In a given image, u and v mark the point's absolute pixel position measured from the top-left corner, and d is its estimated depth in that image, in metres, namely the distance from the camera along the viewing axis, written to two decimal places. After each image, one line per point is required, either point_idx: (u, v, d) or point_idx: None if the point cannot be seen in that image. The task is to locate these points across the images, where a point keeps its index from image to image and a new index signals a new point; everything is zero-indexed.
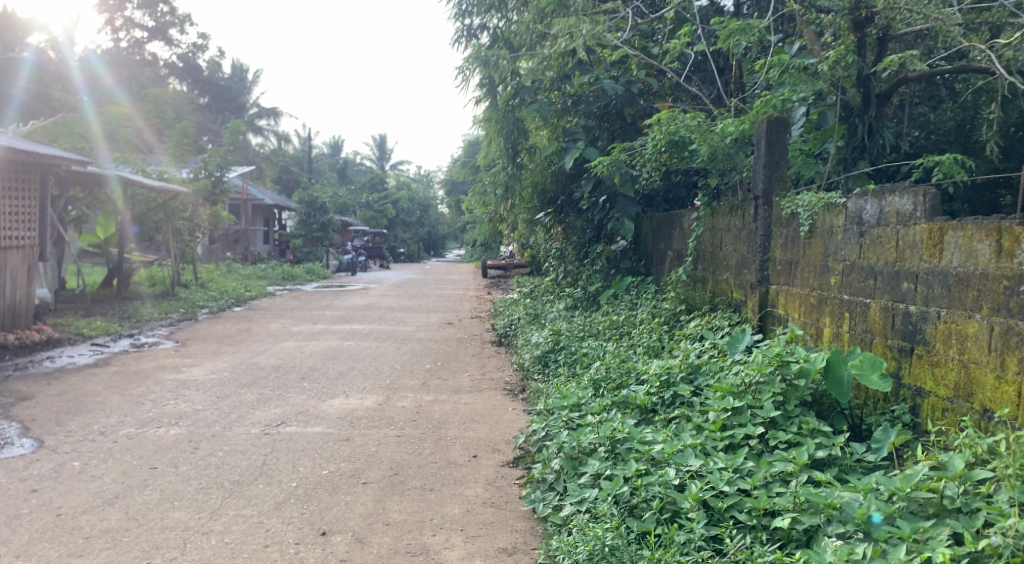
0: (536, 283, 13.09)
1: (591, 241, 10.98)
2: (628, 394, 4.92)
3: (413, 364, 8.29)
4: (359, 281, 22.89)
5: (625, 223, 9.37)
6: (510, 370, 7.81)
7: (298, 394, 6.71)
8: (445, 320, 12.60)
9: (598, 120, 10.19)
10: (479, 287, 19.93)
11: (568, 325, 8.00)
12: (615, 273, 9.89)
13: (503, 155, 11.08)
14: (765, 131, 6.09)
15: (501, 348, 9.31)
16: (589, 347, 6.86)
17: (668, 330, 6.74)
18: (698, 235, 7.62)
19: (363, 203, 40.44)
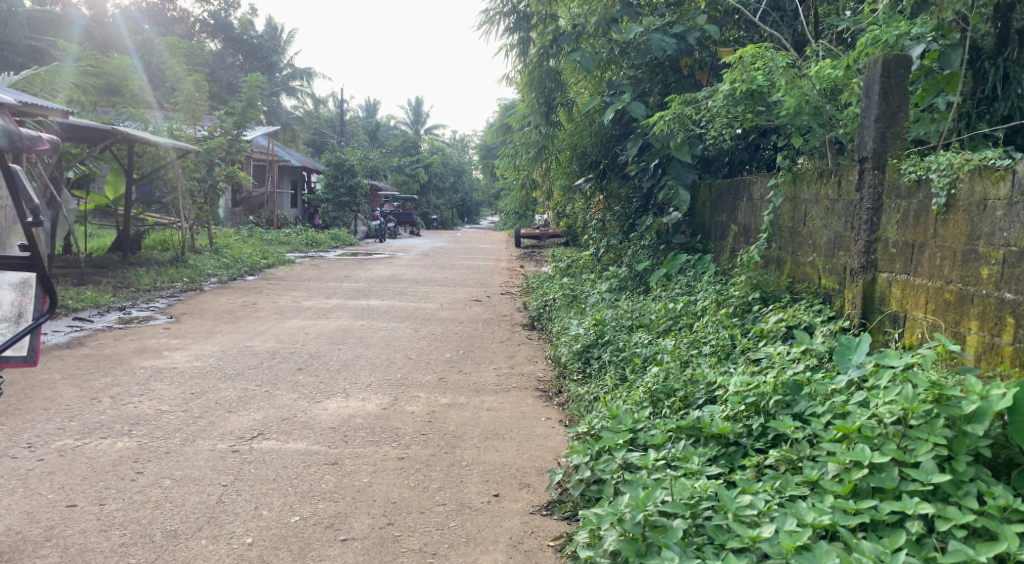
0: (574, 258, 11.78)
1: (638, 211, 9.64)
2: (702, 421, 3.72)
3: (432, 353, 7.12)
4: (386, 248, 21.81)
5: (681, 192, 8.06)
6: (544, 364, 6.59)
7: (287, 393, 5.54)
8: (472, 296, 11.39)
9: (650, 70, 8.81)
10: (511, 258, 18.69)
11: (612, 312, 6.75)
12: (666, 249, 8.60)
13: (538, 111, 9.75)
14: (880, 74, 4.68)
15: (536, 334, 8.07)
16: (641, 342, 5.64)
17: (739, 324, 5.48)
18: (775, 207, 6.28)
19: (394, 168, 39.27)
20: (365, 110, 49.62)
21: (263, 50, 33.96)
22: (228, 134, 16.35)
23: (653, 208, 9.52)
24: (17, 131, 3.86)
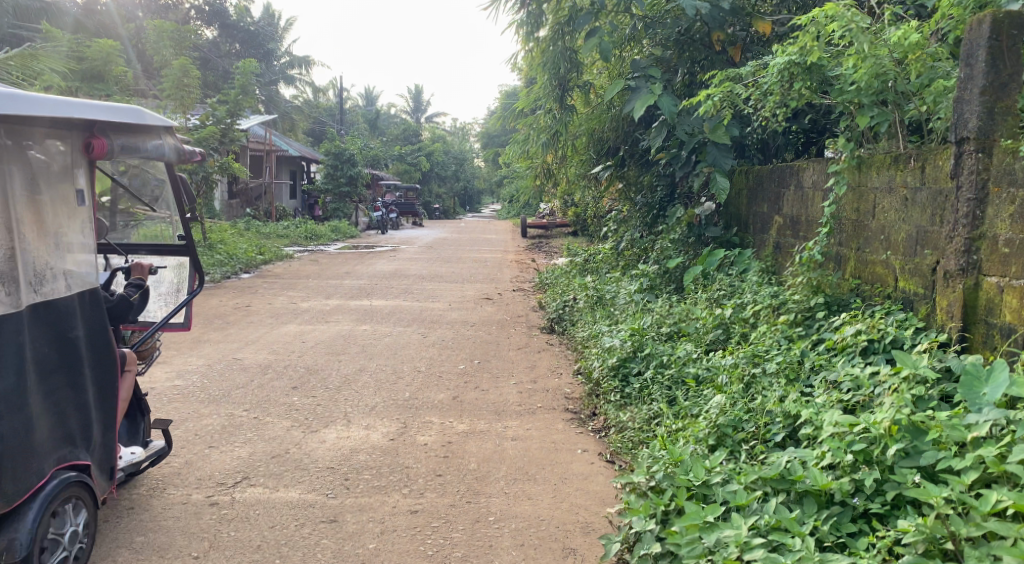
0: (592, 251, 10.98)
1: (664, 202, 8.88)
2: (795, 472, 2.98)
3: (444, 364, 6.36)
4: (388, 240, 20.96)
5: (719, 179, 7.32)
6: (574, 379, 5.83)
7: (279, 421, 4.78)
8: (483, 294, 10.61)
9: (679, 46, 7.92)
10: (519, 250, 17.89)
11: (648, 317, 5.98)
12: (698, 244, 7.82)
13: (552, 96, 8.89)
14: (989, 36, 3.88)
15: (559, 340, 7.32)
16: (688, 357, 4.87)
17: (805, 338, 4.72)
18: (837, 198, 5.48)
19: (396, 156, 38.36)
20: (365, 98, 48.68)
21: (258, 38, 32.85)
22: (220, 124, 15.45)
23: (681, 197, 8.76)
24: (185, 146, 3.88)
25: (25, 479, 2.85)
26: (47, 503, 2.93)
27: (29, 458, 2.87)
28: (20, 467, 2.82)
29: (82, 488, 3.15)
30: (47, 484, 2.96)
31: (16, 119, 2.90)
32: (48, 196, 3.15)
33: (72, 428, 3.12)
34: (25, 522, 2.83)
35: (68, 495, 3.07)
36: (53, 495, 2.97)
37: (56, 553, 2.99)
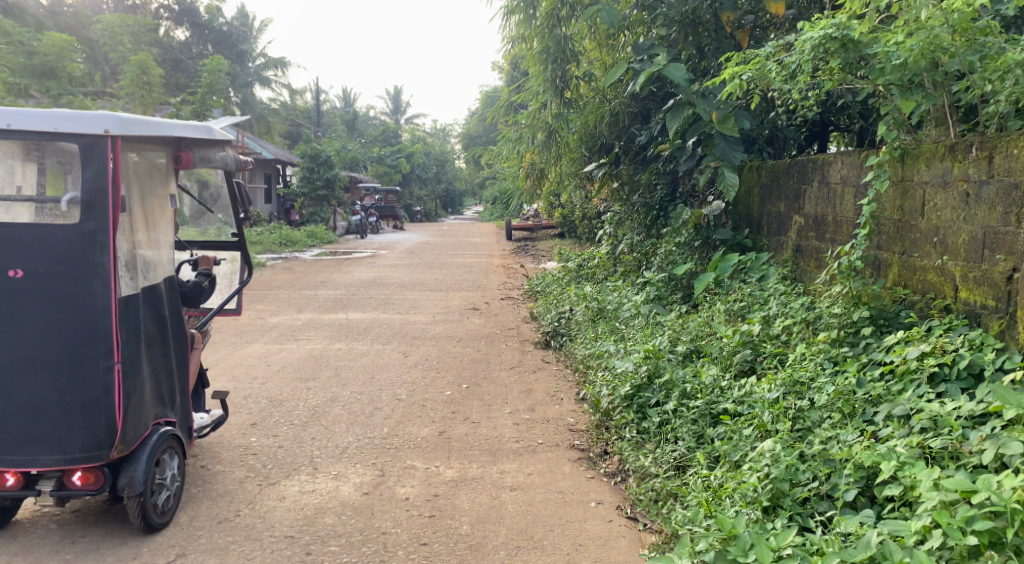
0: (585, 256, 10.24)
1: (664, 203, 8.18)
2: (891, 554, 2.32)
3: (428, 389, 5.61)
4: (367, 246, 20.02)
5: (727, 174, 6.65)
6: (579, 408, 5.11)
7: (230, 471, 4.03)
8: (469, 304, 9.83)
9: (685, 32, 7.23)
10: (505, 254, 17.17)
11: (662, 336, 5.27)
12: (705, 248, 7.11)
13: (550, 89, 8.15)
14: None
15: (556, 359, 6.59)
16: (718, 386, 4.17)
17: (854, 362, 4.01)
18: (877, 196, 4.78)
19: (375, 159, 37.35)
20: (343, 100, 47.75)
21: (232, 38, 31.87)
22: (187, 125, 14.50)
23: (683, 197, 8.08)
24: (244, 156, 4.39)
25: (140, 429, 3.43)
26: (155, 451, 3.48)
27: (142, 415, 3.45)
28: (138, 419, 3.41)
29: (177, 442, 3.70)
30: (151, 433, 3.52)
31: (137, 138, 3.54)
32: (152, 199, 3.75)
33: (167, 390, 3.70)
34: (139, 466, 3.38)
35: (167, 447, 3.62)
36: (158, 445, 3.51)
37: (160, 498, 3.50)
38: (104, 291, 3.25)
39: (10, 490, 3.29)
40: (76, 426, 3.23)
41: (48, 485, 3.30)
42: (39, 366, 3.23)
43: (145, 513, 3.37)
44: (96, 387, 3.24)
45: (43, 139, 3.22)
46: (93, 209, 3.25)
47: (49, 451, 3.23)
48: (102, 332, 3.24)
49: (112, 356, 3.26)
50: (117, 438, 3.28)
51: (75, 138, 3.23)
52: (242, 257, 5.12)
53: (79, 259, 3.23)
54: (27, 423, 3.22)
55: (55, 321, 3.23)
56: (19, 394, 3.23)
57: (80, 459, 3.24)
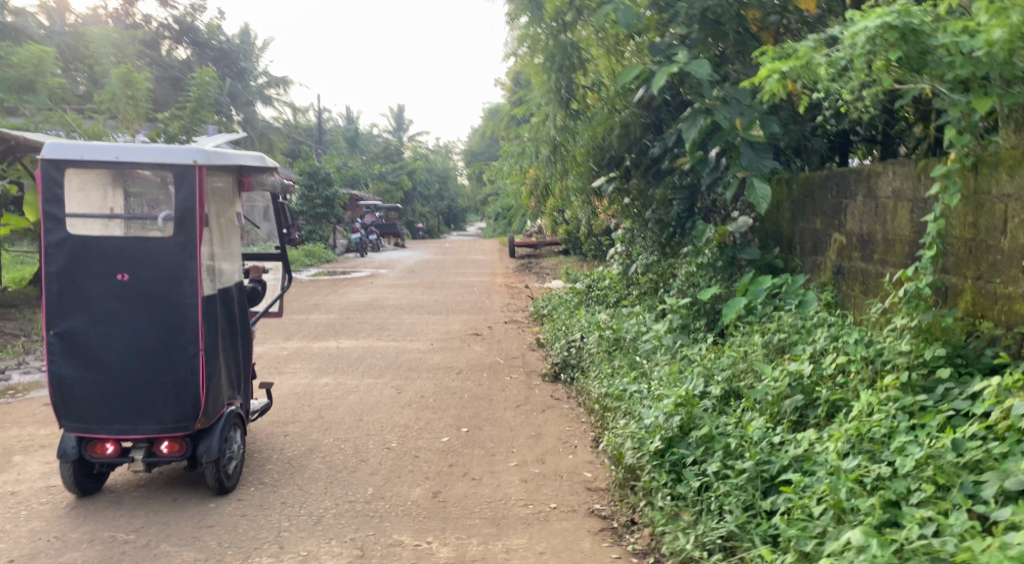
0: (594, 275, 9.54)
1: (681, 218, 7.56)
2: None
3: (421, 434, 4.92)
4: (366, 264, 19.25)
5: (757, 184, 5.93)
6: (595, 459, 4.43)
7: (179, 550, 3.39)
8: (471, 329, 9.13)
9: (706, 32, 6.58)
10: (508, 272, 16.45)
11: (692, 376, 4.57)
12: (731, 270, 6.41)
13: (553, 99, 7.47)
14: None
15: (567, 396, 5.88)
16: (768, 441, 3.51)
17: (933, 412, 3.32)
18: (944, 214, 4.07)
19: (376, 175, 36.61)
20: (345, 117, 47.20)
21: (231, 54, 31.24)
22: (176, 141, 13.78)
23: (702, 212, 7.39)
24: (288, 180, 5.08)
25: (218, 407, 4.13)
26: (227, 427, 4.16)
27: (218, 396, 4.13)
28: (215, 398, 4.10)
29: (241, 420, 4.41)
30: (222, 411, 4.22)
31: (214, 166, 4.19)
32: (229, 218, 4.49)
33: (234, 377, 4.44)
34: (213, 437, 4.06)
35: (233, 425, 4.30)
36: (229, 423, 4.21)
37: (228, 466, 4.16)
38: (194, 290, 3.93)
39: (109, 457, 4.03)
40: (169, 402, 3.92)
41: (140, 453, 4.01)
42: (141, 352, 3.91)
43: (219, 477, 4.03)
44: (186, 369, 3.93)
45: (140, 170, 3.88)
46: (184, 223, 3.91)
47: (148, 422, 3.92)
48: (192, 324, 3.93)
49: (198, 344, 3.94)
50: (199, 413, 3.96)
51: (169, 168, 3.91)
52: (283, 268, 5.41)
53: (172, 266, 3.90)
54: (129, 400, 3.90)
55: (154, 317, 3.90)
56: (124, 377, 3.91)
57: (170, 429, 3.92)
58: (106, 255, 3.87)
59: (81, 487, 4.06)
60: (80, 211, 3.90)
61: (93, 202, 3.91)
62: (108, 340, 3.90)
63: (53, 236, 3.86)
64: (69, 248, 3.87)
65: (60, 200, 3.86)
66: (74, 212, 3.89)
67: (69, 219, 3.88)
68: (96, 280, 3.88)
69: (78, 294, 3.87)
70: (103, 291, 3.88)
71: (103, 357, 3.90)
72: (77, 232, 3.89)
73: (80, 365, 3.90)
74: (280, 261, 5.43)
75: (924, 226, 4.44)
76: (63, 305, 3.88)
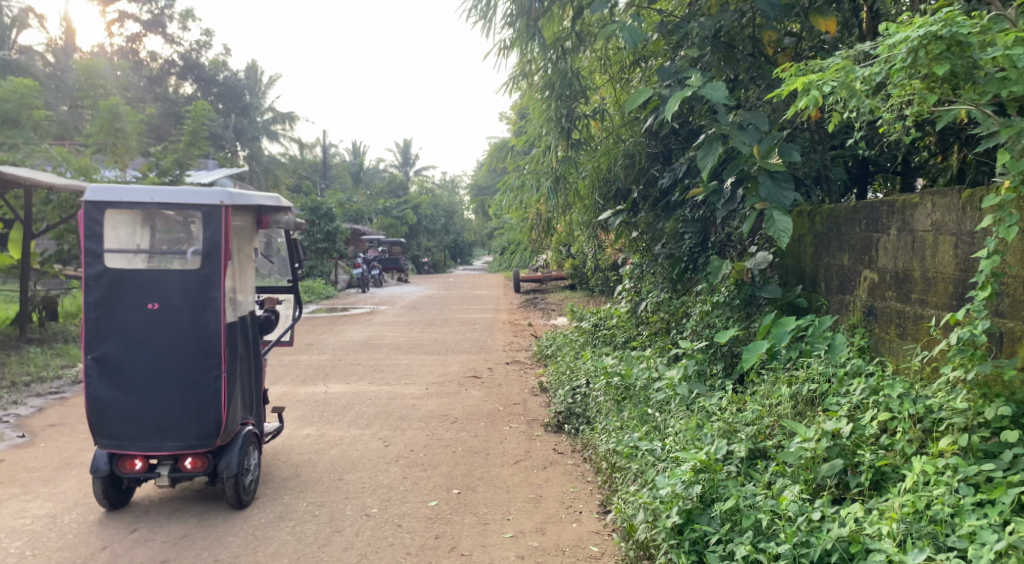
0: (601, 313, 9.02)
1: (693, 253, 6.99)
2: None
3: (407, 497, 4.40)
4: (367, 301, 18.73)
5: (779, 219, 5.43)
6: (602, 530, 3.91)
7: None
8: (471, 371, 8.59)
9: (718, 55, 6.11)
10: (513, 308, 15.91)
11: (712, 434, 4.04)
12: (750, 311, 5.90)
13: (553, 129, 7.00)
14: None
15: (572, 450, 5.35)
16: (805, 515, 2.99)
17: (1003, 485, 2.78)
18: (1000, 250, 3.55)
19: (381, 210, 36.30)
20: (352, 153, 47.09)
21: (237, 90, 31.09)
22: None
23: (716, 246, 6.89)
24: (300, 221, 5.32)
25: (237, 426, 4.34)
26: (244, 443, 4.39)
27: (236, 417, 4.34)
28: (234, 418, 4.31)
29: (257, 438, 4.62)
30: (239, 431, 4.40)
31: (237, 207, 4.46)
32: (249, 253, 4.68)
33: (252, 398, 4.63)
34: (233, 453, 4.28)
35: (250, 444, 4.53)
36: (246, 440, 4.42)
37: (245, 481, 4.39)
38: (218, 317, 4.17)
39: (137, 472, 4.21)
40: (193, 420, 4.14)
41: (165, 468, 4.21)
42: (168, 375, 4.13)
43: (238, 490, 4.25)
44: (208, 390, 4.15)
45: (172, 210, 4.14)
46: (211, 257, 4.16)
47: (173, 439, 4.13)
48: (216, 348, 4.16)
49: (221, 367, 4.17)
50: (219, 430, 4.19)
51: (198, 209, 4.17)
52: (295, 298, 5.59)
53: (199, 296, 4.15)
54: (157, 418, 4.12)
55: (182, 342, 4.13)
56: (153, 398, 4.12)
57: (194, 444, 4.15)
58: (139, 286, 4.12)
59: (111, 499, 4.24)
60: (115, 246, 4.14)
61: (125, 239, 4.15)
62: (138, 362, 4.12)
63: (92, 269, 4.11)
64: (106, 282, 4.12)
65: (99, 237, 4.12)
66: (111, 247, 4.13)
67: (105, 254, 4.13)
68: (131, 309, 4.12)
69: (113, 322, 4.12)
70: (136, 319, 4.12)
71: (135, 378, 4.12)
72: (113, 265, 4.13)
73: (113, 386, 4.12)
74: (291, 292, 5.64)
75: (976, 264, 3.93)
76: (100, 331, 4.12)
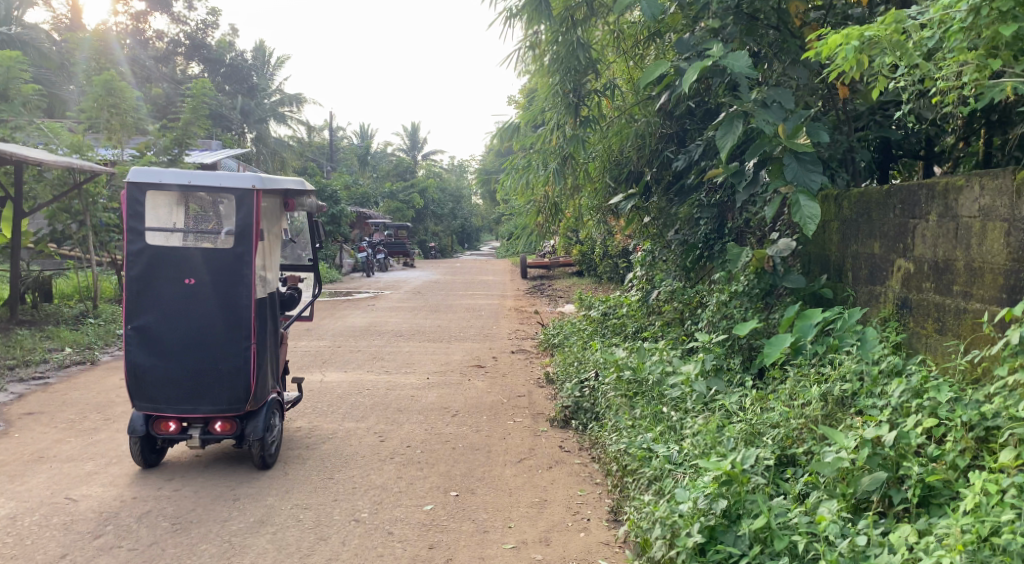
0: (610, 301, 8.64)
1: (709, 239, 6.59)
2: None
3: (400, 500, 4.06)
4: (371, 285, 18.35)
5: (806, 205, 5.03)
6: (613, 542, 3.57)
7: None
8: (474, 360, 8.25)
9: (742, 26, 5.69)
10: (519, 294, 15.55)
11: (735, 438, 3.69)
12: (770, 302, 5.52)
13: (561, 106, 6.63)
14: None
15: (580, 448, 5.00)
16: (849, 540, 2.64)
17: None
18: None
19: (388, 194, 35.90)
20: (359, 136, 46.63)
21: (243, 70, 30.62)
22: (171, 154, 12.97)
23: (734, 233, 6.52)
24: (321, 205, 5.51)
25: (265, 394, 4.61)
26: (270, 411, 4.66)
27: (263, 386, 4.61)
28: (262, 386, 4.59)
29: (281, 406, 4.90)
30: (267, 398, 4.69)
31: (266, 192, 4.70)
32: (275, 234, 4.98)
33: (276, 369, 4.90)
34: (259, 420, 4.55)
35: (274, 411, 4.80)
36: (271, 408, 4.69)
37: (269, 446, 4.66)
38: (249, 292, 4.44)
39: (172, 434, 4.50)
40: (224, 386, 4.43)
41: (197, 430, 4.48)
42: (203, 344, 4.41)
43: (262, 455, 4.52)
44: (239, 359, 4.43)
45: (207, 193, 4.41)
46: (243, 237, 4.43)
47: (206, 403, 4.42)
48: (246, 321, 4.44)
49: (251, 338, 4.45)
50: (250, 397, 4.46)
51: (231, 191, 4.43)
52: (315, 278, 5.85)
53: (232, 273, 4.42)
54: (193, 384, 4.41)
55: (216, 314, 4.41)
56: (189, 366, 4.41)
57: (226, 409, 4.43)
58: (176, 261, 4.40)
59: (145, 458, 4.52)
60: (155, 224, 4.42)
61: (163, 217, 4.43)
62: (175, 332, 4.41)
63: (134, 246, 4.39)
64: (147, 258, 4.40)
65: (140, 217, 4.40)
66: (151, 225, 4.41)
67: (146, 232, 4.40)
68: (169, 283, 4.41)
69: (152, 295, 4.40)
70: (173, 292, 4.40)
71: (171, 347, 4.41)
72: (152, 242, 4.41)
73: (152, 353, 4.41)
74: (312, 271, 5.89)
75: None
76: (139, 303, 4.40)
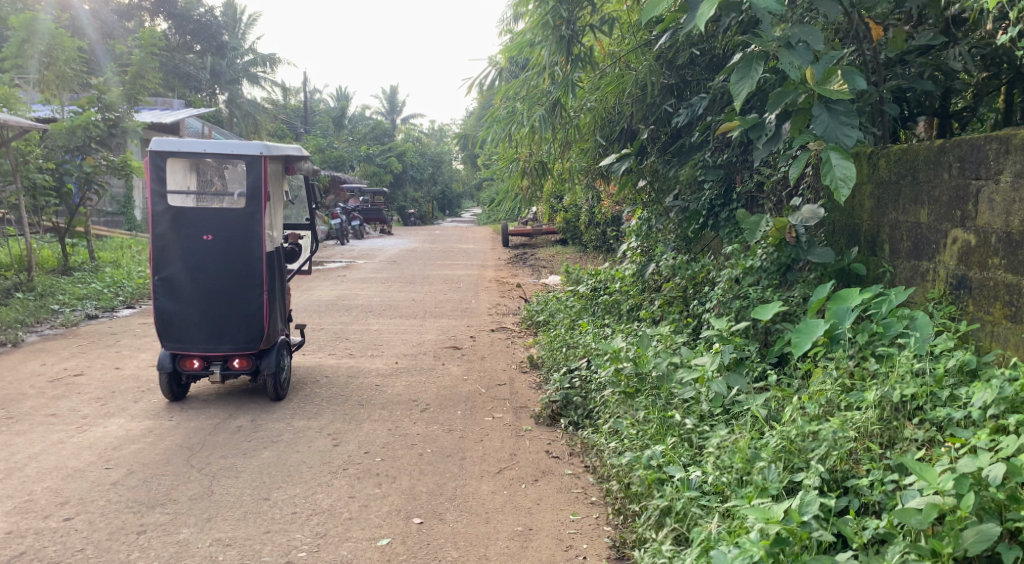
0: (598, 274, 7.82)
1: (714, 206, 5.77)
2: None
3: (348, 532, 3.24)
4: (344, 254, 17.35)
5: (838, 165, 4.17)
6: None
7: None
8: (449, 339, 7.41)
9: None
10: (500, 264, 14.64)
11: (771, 463, 2.88)
12: (789, 280, 4.72)
13: (552, 39, 5.69)
14: None
15: (571, 454, 4.20)
16: None
17: None
18: None
19: (363, 158, 34.63)
20: (336, 97, 45.05)
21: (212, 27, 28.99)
22: None
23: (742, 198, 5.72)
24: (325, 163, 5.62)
25: (276, 336, 4.90)
26: (281, 347, 4.98)
27: (275, 330, 4.90)
28: (273, 328, 4.88)
29: (289, 344, 5.21)
30: (279, 336, 5.02)
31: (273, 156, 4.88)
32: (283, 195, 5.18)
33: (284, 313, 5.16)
34: (273, 353, 4.87)
35: (283, 349, 5.12)
36: (282, 343, 5.01)
37: (280, 377, 4.99)
38: (261, 246, 4.70)
39: (195, 371, 4.79)
40: (240, 328, 4.72)
41: (218, 366, 4.79)
42: (220, 292, 4.69)
43: (277, 385, 4.87)
44: (253, 304, 4.72)
45: (219, 158, 4.62)
46: (254, 197, 4.66)
47: (224, 344, 4.71)
48: (258, 271, 4.71)
49: (263, 286, 4.73)
50: (263, 340, 4.76)
51: (240, 157, 4.63)
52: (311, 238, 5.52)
53: (244, 230, 4.67)
54: (212, 328, 4.71)
55: (231, 265, 4.68)
56: (208, 312, 4.70)
57: (242, 349, 4.72)
58: (195, 219, 4.65)
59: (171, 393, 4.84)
60: (174, 187, 4.67)
61: (180, 181, 4.68)
62: (195, 281, 4.68)
63: (155, 206, 4.63)
64: (168, 216, 4.65)
65: (161, 180, 4.64)
66: (170, 188, 4.66)
67: (167, 193, 4.65)
68: (188, 238, 4.66)
69: (173, 248, 4.66)
70: (192, 246, 4.66)
71: (192, 295, 4.69)
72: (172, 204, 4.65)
73: (175, 301, 4.70)
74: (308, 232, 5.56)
75: None
76: (163, 256, 4.67)
